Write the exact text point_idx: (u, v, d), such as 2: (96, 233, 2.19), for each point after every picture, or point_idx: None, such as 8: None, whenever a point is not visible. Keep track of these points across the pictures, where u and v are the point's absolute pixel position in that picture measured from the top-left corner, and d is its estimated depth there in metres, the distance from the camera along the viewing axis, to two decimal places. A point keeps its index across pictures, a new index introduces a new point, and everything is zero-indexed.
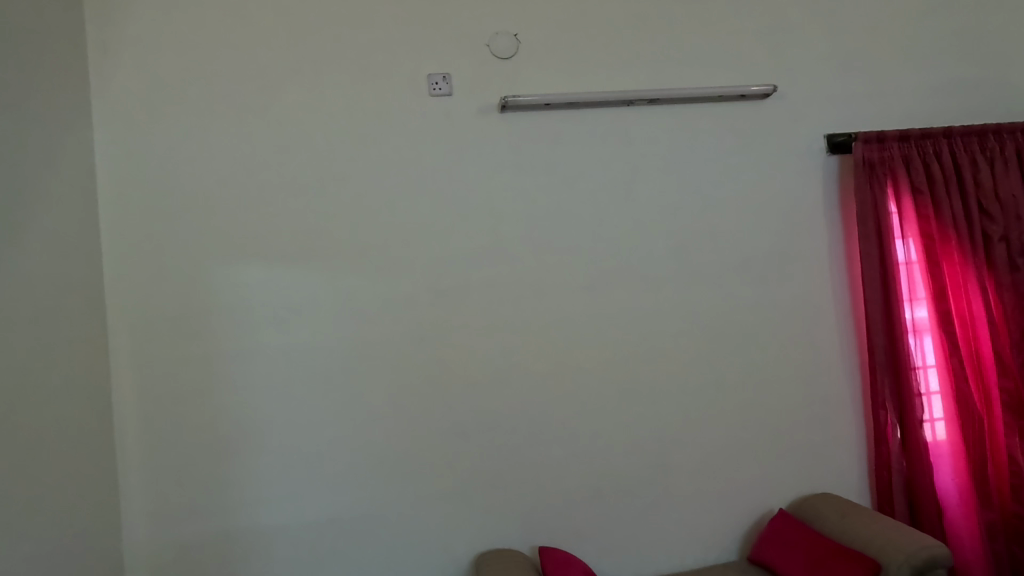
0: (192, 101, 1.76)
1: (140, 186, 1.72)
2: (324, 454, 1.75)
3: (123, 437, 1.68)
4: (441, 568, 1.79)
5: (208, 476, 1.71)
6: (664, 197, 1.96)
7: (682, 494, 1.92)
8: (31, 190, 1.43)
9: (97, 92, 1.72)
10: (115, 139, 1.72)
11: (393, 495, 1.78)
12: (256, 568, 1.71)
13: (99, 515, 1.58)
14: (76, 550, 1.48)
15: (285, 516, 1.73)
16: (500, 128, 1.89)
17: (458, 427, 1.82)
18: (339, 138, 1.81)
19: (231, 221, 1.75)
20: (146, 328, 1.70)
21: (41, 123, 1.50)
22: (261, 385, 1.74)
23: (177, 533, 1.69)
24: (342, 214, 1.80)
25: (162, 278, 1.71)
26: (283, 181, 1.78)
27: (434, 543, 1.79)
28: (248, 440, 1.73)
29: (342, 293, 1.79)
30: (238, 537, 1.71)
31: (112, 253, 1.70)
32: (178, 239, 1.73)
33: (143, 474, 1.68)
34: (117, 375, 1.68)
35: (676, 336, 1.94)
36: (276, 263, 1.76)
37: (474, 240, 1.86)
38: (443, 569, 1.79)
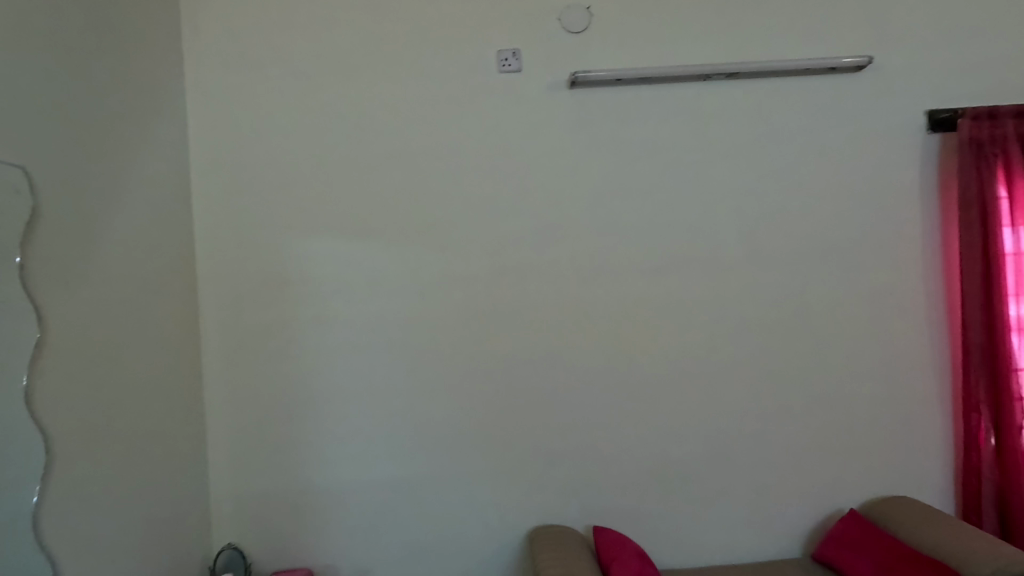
0: (274, 80, 1.84)
1: (227, 161, 1.83)
2: (388, 422, 1.83)
3: (210, 394, 1.82)
4: (496, 538, 1.84)
5: (283, 436, 1.83)
6: (740, 178, 1.87)
7: (744, 485, 1.86)
8: (132, 166, 1.55)
9: (191, 72, 1.83)
10: (206, 117, 1.83)
11: (451, 465, 1.84)
12: (324, 523, 1.83)
13: (190, 463, 1.73)
14: (170, 496, 1.63)
15: (352, 477, 1.83)
16: (569, 104, 1.86)
17: (516, 404, 1.84)
18: (409, 116, 1.85)
19: (308, 195, 1.83)
20: (231, 295, 1.83)
21: (140, 105, 1.60)
22: (332, 353, 1.83)
23: (256, 484, 1.83)
24: (410, 190, 1.84)
25: (246, 249, 1.83)
26: (356, 157, 1.84)
27: (490, 513, 1.84)
28: (320, 404, 1.83)
29: (408, 268, 1.84)
30: (310, 494, 1.83)
31: (203, 223, 1.83)
32: (260, 212, 1.83)
33: (228, 429, 1.82)
34: (206, 337, 1.83)
35: (745, 323, 1.86)
36: (348, 237, 1.83)
37: (539, 219, 1.85)
38: (498, 539, 1.84)
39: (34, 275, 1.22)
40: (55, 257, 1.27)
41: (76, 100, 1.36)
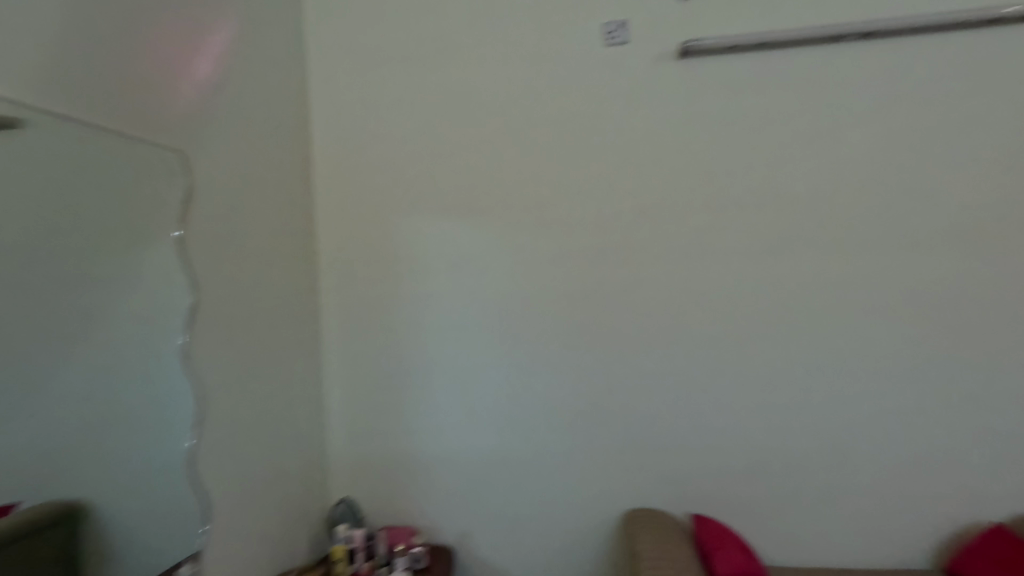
0: (387, 64, 1.93)
1: (344, 143, 1.95)
2: (488, 395, 1.89)
3: (329, 361, 1.98)
4: (591, 516, 1.84)
5: (392, 402, 1.95)
6: (870, 149, 1.69)
7: (864, 485, 1.71)
8: (265, 149, 1.71)
9: (314, 61, 1.97)
10: (326, 103, 1.96)
11: (549, 440, 1.86)
12: (427, 487, 1.93)
13: (312, 423, 1.90)
14: (297, 451, 1.80)
15: (453, 445, 1.92)
16: (678, 75, 1.78)
17: (614, 385, 1.83)
18: (513, 96, 1.86)
19: (416, 174, 1.92)
20: (347, 270, 1.96)
21: (271, 93, 1.75)
22: (437, 326, 1.92)
23: (367, 446, 1.96)
24: (513, 169, 1.86)
25: (360, 226, 1.95)
26: (462, 137, 1.89)
27: (586, 491, 1.84)
28: (425, 374, 1.93)
29: (510, 246, 1.87)
30: (415, 458, 1.94)
31: (324, 203, 1.97)
32: (372, 191, 1.94)
33: (343, 394, 1.97)
34: (325, 308, 1.98)
35: (871, 309, 1.70)
36: (453, 216, 1.90)
37: (643, 197, 1.80)
38: (593, 518, 1.84)
39: (190, 246, 1.39)
40: (206, 230, 1.44)
41: (220, 90, 1.52)
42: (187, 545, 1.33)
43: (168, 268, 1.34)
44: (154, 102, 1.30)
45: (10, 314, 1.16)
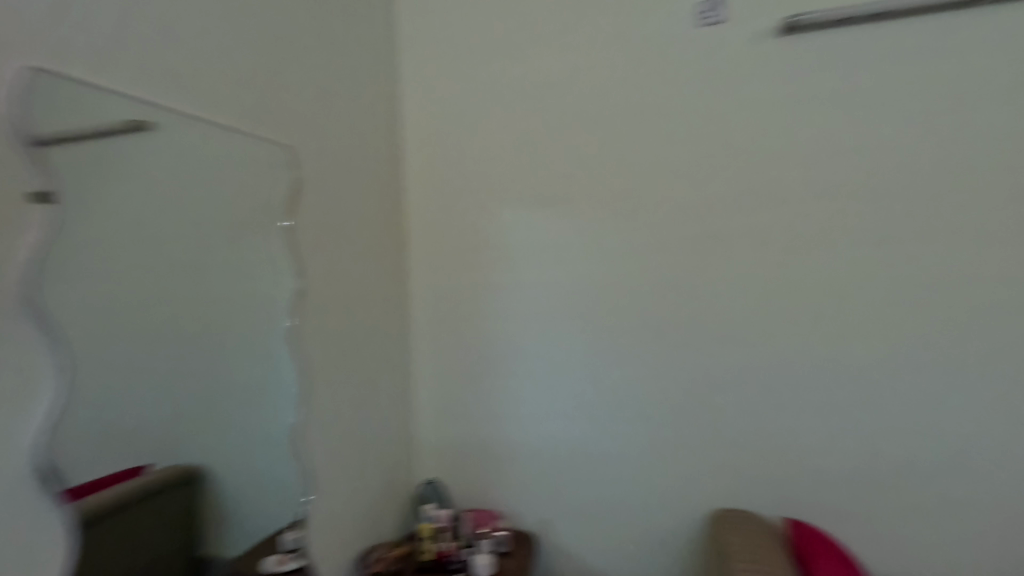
0: (474, 57, 1.97)
1: (433, 136, 2.02)
2: (571, 385, 1.90)
3: (416, 347, 2.05)
4: (677, 512, 1.80)
5: (476, 388, 2.00)
6: (998, 126, 1.54)
7: (987, 498, 1.56)
8: (361, 142, 1.79)
9: (405, 57, 2.04)
10: (416, 97, 2.03)
11: (633, 433, 1.84)
12: (510, 473, 1.97)
13: (401, 406, 1.97)
14: (388, 432, 1.88)
15: (536, 433, 1.94)
16: (777, 53, 1.69)
17: (703, 378, 1.77)
18: (599, 85, 1.85)
19: (503, 164, 1.95)
20: (435, 259, 2.02)
21: (366, 89, 1.83)
22: (521, 315, 1.94)
23: (452, 431, 2.02)
24: (600, 157, 1.85)
25: (448, 216, 2.00)
26: (548, 126, 1.90)
27: (671, 487, 1.80)
28: (509, 362, 1.96)
29: (595, 235, 1.86)
30: (498, 444, 1.98)
31: (413, 194, 2.04)
32: (460, 182, 1.99)
33: (430, 379, 2.04)
34: (414, 296, 2.05)
35: (996, 303, 1.55)
36: (539, 205, 1.91)
37: (737, 183, 1.73)
38: (679, 514, 1.80)
39: (297, 236, 1.49)
40: (312, 221, 1.54)
41: (323, 89, 1.61)
42: (291, 512, 1.42)
43: (276, 255, 1.44)
44: (266, 101, 1.40)
45: (190, 311, 1.18)
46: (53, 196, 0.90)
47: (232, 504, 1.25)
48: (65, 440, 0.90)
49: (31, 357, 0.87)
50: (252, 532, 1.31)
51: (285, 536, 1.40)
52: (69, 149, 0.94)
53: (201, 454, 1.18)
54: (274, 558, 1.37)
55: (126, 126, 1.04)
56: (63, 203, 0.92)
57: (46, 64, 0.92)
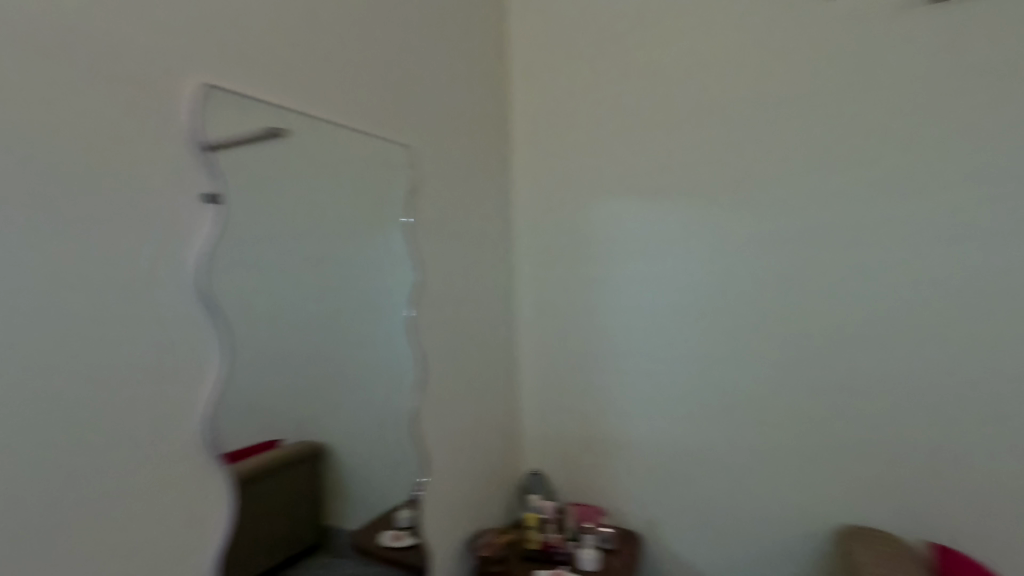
0: (588, 50, 1.99)
1: (543, 131, 2.04)
2: (684, 379, 1.87)
3: (523, 340, 2.08)
4: (796, 516, 1.74)
5: (583, 383, 2.00)
6: None
7: None
8: (476, 140, 1.86)
9: (516, 54, 2.08)
10: (527, 93, 2.07)
11: (749, 429, 1.79)
12: (617, 468, 1.96)
13: (508, 397, 2.01)
14: (497, 421, 1.93)
15: (645, 428, 1.92)
16: (921, 26, 1.60)
17: (828, 373, 1.70)
18: (719, 77, 1.82)
19: (615, 157, 1.95)
20: (543, 253, 2.04)
21: (480, 88, 1.89)
22: (631, 309, 1.93)
23: (558, 424, 2.04)
24: (719, 145, 1.82)
25: (557, 210, 2.02)
26: (663, 115, 1.89)
27: (789, 489, 1.75)
28: (618, 356, 1.95)
29: (711, 227, 1.82)
30: (606, 440, 1.97)
31: (523, 189, 2.07)
32: (570, 176, 2.00)
33: (537, 372, 2.06)
34: (521, 289, 2.07)
35: None
36: (652, 197, 1.89)
37: (870, 168, 1.65)
38: (798, 517, 1.74)
39: (418, 231, 1.58)
40: (437, 215, 1.66)
41: (449, 90, 1.73)
42: (407, 492, 1.51)
43: (398, 250, 1.53)
44: (393, 104, 1.50)
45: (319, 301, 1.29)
46: (220, 198, 1.03)
47: (353, 481, 1.36)
48: (227, 411, 1.02)
49: (206, 339, 1.00)
50: (371, 507, 1.41)
51: (401, 514, 1.50)
52: (233, 156, 1.07)
53: (328, 433, 1.29)
54: (391, 533, 1.47)
55: (270, 134, 1.15)
56: (228, 204, 1.04)
57: (217, 82, 1.05)
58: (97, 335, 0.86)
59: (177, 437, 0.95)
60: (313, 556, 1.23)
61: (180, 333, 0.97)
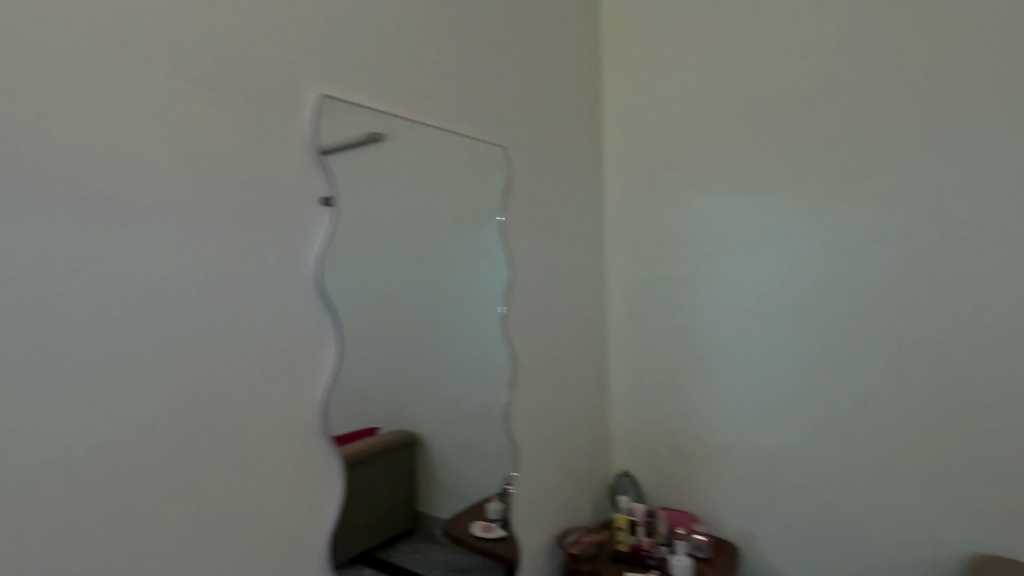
0: (684, 40, 1.92)
1: (636, 125, 2.00)
2: (787, 385, 1.77)
3: (614, 339, 2.05)
4: (916, 537, 1.60)
5: (677, 385, 1.94)
6: None
7: None
8: (568, 138, 1.86)
9: (609, 48, 2.04)
10: (620, 87, 2.03)
11: (862, 441, 1.67)
12: (712, 475, 1.89)
13: (598, 396, 1.99)
14: (586, 420, 1.92)
15: (743, 434, 1.84)
16: None
17: (958, 382, 1.54)
18: (827, 61, 1.69)
19: (712, 150, 1.87)
20: (635, 251, 2.00)
21: (572, 85, 1.88)
22: (729, 310, 1.85)
23: (649, 426, 1.99)
24: (831, 133, 1.69)
25: (650, 207, 1.97)
26: (767, 104, 1.78)
27: (908, 507, 1.61)
28: (714, 358, 1.88)
29: (820, 223, 1.71)
30: (700, 444, 1.90)
31: (613, 186, 2.04)
32: (664, 171, 1.95)
33: (627, 372, 2.03)
34: (611, 288, 2.05)
35: None
36: (754, 192, 1.80)
37: (1014, 154, 1.47)
38: (919, 539, 1.60)
39: (512, 230, 1.61)
40: (529, 214, 1.67)
41: (543, 89, 1.74)
42: (498, 485, 1.55)
43: (491, 247, 1.57)
44: (489, 106, 1.54)
45: (416, 297, 1.36)
46: (332, 200, 1.10)
47: (445, 470, 1.42)
48: (337, 399, 1.10)
49: (322, 333, 1.09)
50: (462, 497, 1.46)
51: (492, 505, 1.53)
52: (344, 161, 1.14)
53: (423, 424, 1.35)
54: (482, 524, 1.51)
55: (373, 138, 1.21)
56: (339, 206, 1.11)
57: (331, 92, 1.13)
58: (232, 327, 0.95)
59: (295, 422, 1.03)
60: (409, 539, 1.30)
61: (298, 327, 1.05)
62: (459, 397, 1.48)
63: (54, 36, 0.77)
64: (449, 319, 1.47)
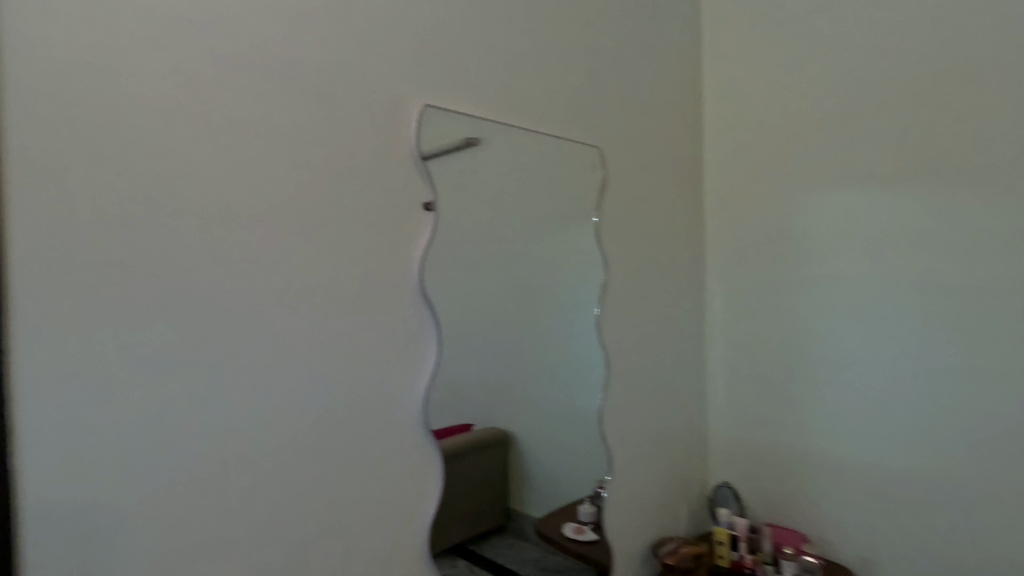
0: (795, 24, 1.78)
1: (738, 118, 1.89)
2: (914, 400, 1.59)
3: (713, 343, 1.95)
4: None
5: (783, 394, 1.81)
6: None
7: None
8: (665, 134, 1.79)
9: (710, 39, 1.95)
10: (721, 78, 1.93)
11: (1008, 467, 1.46)
12: (823, 493, 1.74)
13: (695, 402, 1.91)
14: (682, 427, 1.85)
15: (860, 451, 1.68)
16: None
17: None
18: (968, 36, 1.50)
19: (826, 141, 1.72)
20: (736, 251, 1.89)
21: (670, 80, 1.82)
22: (844, 315, 1.69)
23: (752, 436, 1.87)
24: (970, 118, 1.49)
25: (753, 204, 1.86)
26: (891, 88, 1.61)
27: None
28: (826, 367, 1.73)
29: (956, 220, 1.51)
30: (809, 459, 1.77)
31: (713, 182, 1.95)
32: (770, 166, 1.83)
33: (727, 378, 1.92)
34: (711, 289, 1.95)
35: None
36: (875, 186, 1.63)
37: None
38: None
39: (606, 230, 1.59)
40: (623, 214, 1.64)
41: (639, 86, 1.69)
42: (590, 488, 1.54)
43: (585, 248, 1.56)
44: (584, 106, 1.53)
45: (509, 298, 1.38)
46: (432, 205, 1.15)
47: (536, 470, 1.43)
48: (436, 395, 1.15)
49: (423, 331, 1.14)
50: (553, 497, 1.47)
51: (583, 508, 1.53)
52: (442, 166, 1.18)
53: (515, 423, 1.37)
54: (573, 525, 1.51)
55: (469, 143, 1.25)
56: (439, 211, 1.16)
57: (433, 101, 1.18)
58: (342, 324, 1.03)
59: (398, 415, 1.10)
60: (500, 535, 1.32)
61: (399, 326, 1.10)
62: (551, 399, 1.49)
63: (204, 66, 0.89)
64: (541, 320, 1.48)
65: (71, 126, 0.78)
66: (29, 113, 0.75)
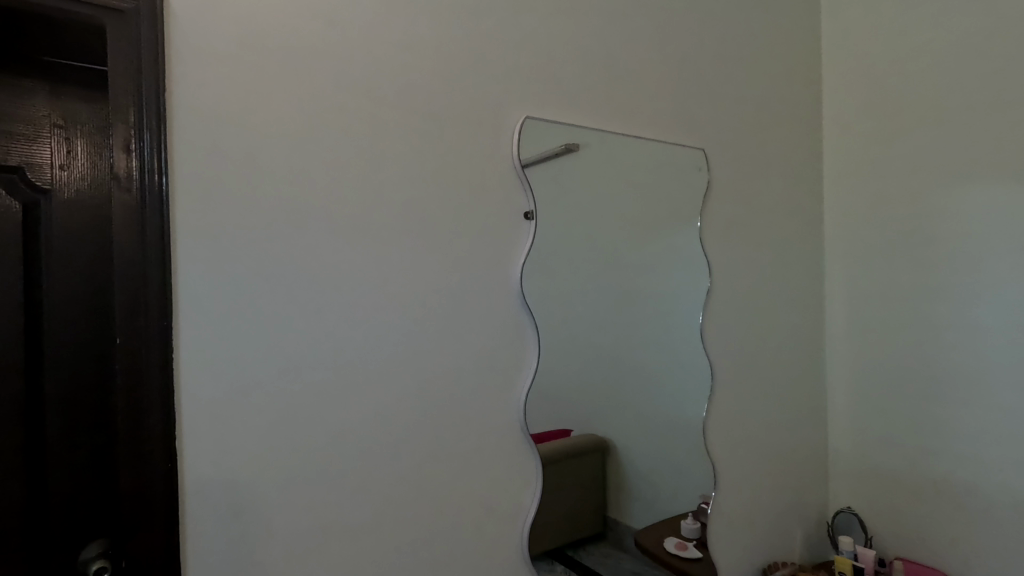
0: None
1: (864, 109, 1.72)
2: None
3: (834, 355, 1.79)
4: None
5: (919, 414, 1.62)
6: None
7: None
8: (778, 131, 1.68)
9: (830, 25, 1.79)
10: (843, 67, 1.76)
11: None
12: (968, 528, 1.53)
13: (813, 418, 1.76)
14: (798, 445, 1.72)
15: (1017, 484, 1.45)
16: None
17: None
18: None
19: (972, 129, 1.51)
20: (861, 254, 1.72)
21: (783, 73, 1.70)
22: (996, 326, 1.48)
23: (880, 459, 1.69)
24: None
25: (882, 203, 1.68)
26: None
27: None
28: (973, 385, 1.52)
29: None
30: (950, 489, 1.56)
31: (834, 180, 1.79)
32: (901, 160, 1.64)
33: (850, 394, 1.76)
34: (831, 296, 1.79)
35: None
36: None
37: None
38: None
39: (710, 234, 1.52)
40: (730, 217, 1.56)
41: (747, 82, 1.60)
42: (693, 502, 1.48)
43: (687, 254, 1.50)
44: (686, 108, 1.47)
45: (608, 305, 1.37)
46: (531, 214, 1.18)
47: (636, 480, 1.40)
48: (535, 400, 1.17)
49: (522, 337, 1.17)
50: (654, 510, 1.43)
51: (686, 523, 1.48)
52: (541, 176, 1.20)
53: (613, 432, 1.36)
54: (675, 540, 1.46)
55: (567, 152, 1.25)
56: (539, 220, 1.18)
57: (532, 113, 1.20)
58: (446, 330, 1.08)
59: (500, 418, 1.13)
60: (599, 543, 1.32)
61: (499, 332, 1.14)
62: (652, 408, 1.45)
63: (326, 96, 0.98)
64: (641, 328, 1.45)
65: (223, 155, 0.89)
66: (191, 146, 0.87)
